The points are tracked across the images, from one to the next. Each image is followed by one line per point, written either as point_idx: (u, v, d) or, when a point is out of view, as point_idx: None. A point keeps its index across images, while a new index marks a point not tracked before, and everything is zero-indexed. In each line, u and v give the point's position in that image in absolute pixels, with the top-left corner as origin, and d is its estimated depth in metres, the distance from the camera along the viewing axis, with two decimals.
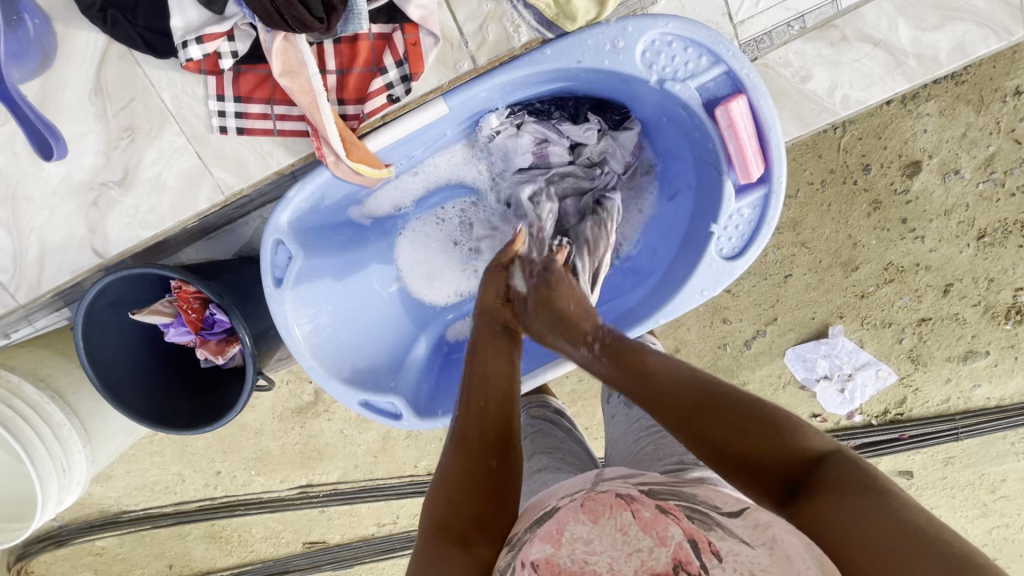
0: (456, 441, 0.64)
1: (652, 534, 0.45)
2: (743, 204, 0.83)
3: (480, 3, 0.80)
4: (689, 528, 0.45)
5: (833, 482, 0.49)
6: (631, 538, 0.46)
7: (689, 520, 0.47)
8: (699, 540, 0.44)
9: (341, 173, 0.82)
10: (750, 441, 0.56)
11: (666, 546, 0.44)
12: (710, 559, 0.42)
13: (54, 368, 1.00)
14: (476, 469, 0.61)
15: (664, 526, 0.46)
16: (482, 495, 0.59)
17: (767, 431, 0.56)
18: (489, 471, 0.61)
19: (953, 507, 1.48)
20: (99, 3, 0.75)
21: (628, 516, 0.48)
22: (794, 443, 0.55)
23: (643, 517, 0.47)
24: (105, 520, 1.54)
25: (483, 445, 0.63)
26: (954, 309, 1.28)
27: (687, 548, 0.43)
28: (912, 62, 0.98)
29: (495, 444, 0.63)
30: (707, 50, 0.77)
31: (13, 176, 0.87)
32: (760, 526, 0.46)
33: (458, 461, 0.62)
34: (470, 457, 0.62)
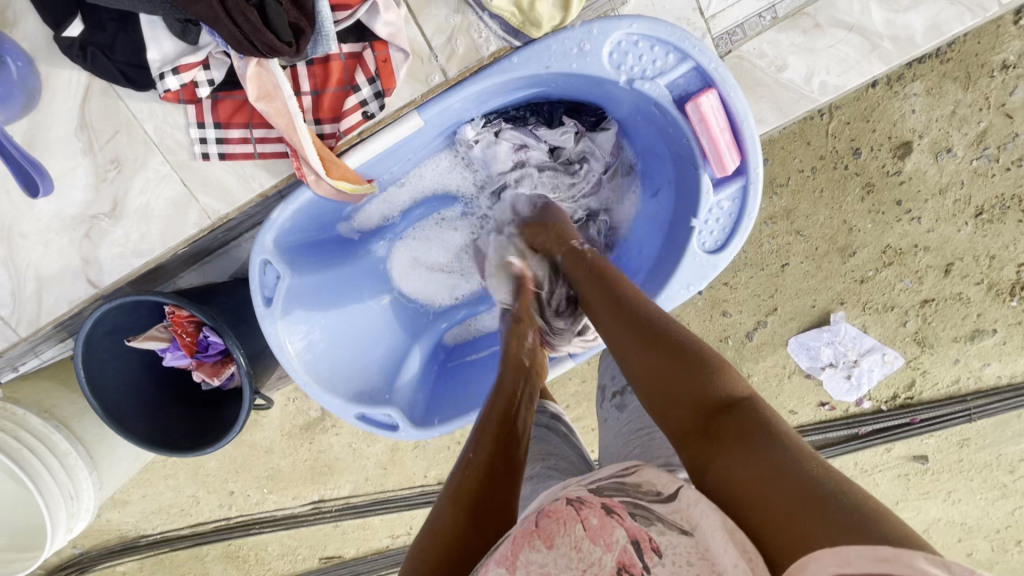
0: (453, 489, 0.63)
1: (600, 543, 0.48)
2: (722, 197, 0.83)
3: (447, 16, 0.81)
4: (633, 529, 0.47)
5: (735, 421, 0.52)
6: (584, 554, 0.48)
7: (632, 518, 0.48)
8: (641, 539, 0.47)
9: (323, 191, 0.84)
10: (677, 379, 0.59)
11: (612, 551, 0.47)
12: (651, 558, 0.45)
13: (59, 399, 1.03)
14: (471, 533, 0.57)
15: (610, 531, 0.48)
16: (467, 561, 0.55)
17: (695, 371, 0.59)
18: (486, 543, 0.57)
19: (973, 490, 1.45)
20: (78, 41, 0.77)
21: (578, 528, 0.49)
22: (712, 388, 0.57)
23: (591, 525, 0.49)
24: (125, 545, 1.57)
25: (483, 511, 0.60)
26: (956, 288, 1.26)
27: (631, 552, 0.46)
28: (888, 44, 0.98)
29: (495, 514, 0.60)
30: (674, 47, 0.77)
31: (8, 214, 0.89)
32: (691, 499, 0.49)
33: (453, 516, 0.59)
34: (468, 516, 0.59)
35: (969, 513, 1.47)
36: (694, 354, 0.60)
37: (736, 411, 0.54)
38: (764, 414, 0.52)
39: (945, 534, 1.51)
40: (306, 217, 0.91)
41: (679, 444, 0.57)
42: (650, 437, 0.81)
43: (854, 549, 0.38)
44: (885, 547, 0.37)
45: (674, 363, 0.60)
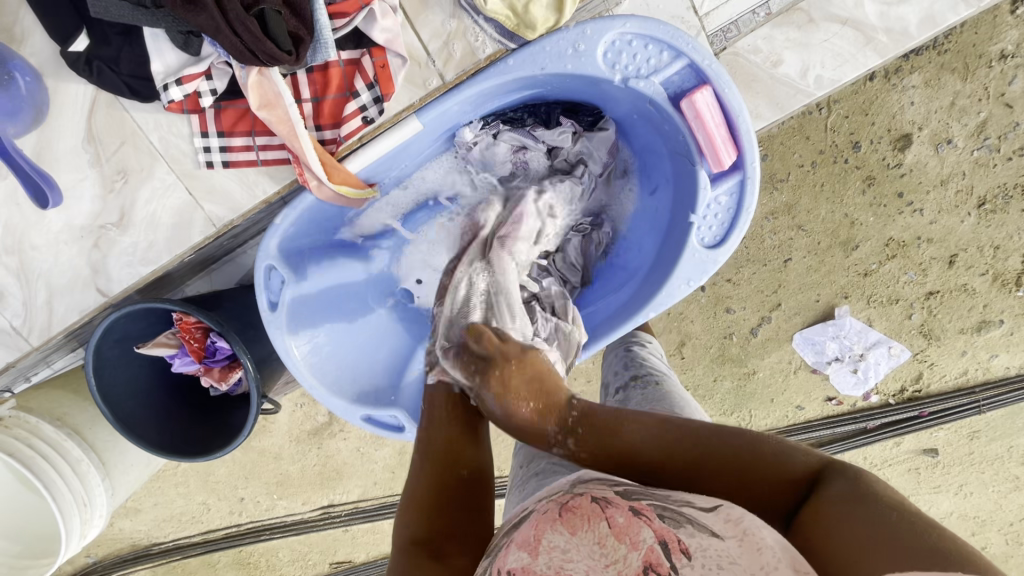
0: (423, 454, 0.71)
1: (626, 541, 0.47)
2: (720, 192, 0.84)
3: (442, 22, 0.83)
4: (661, 529, 0.47)
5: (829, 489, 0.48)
6: (608, 549, 0.47)
7: (661, 520, 0.48)
8: (670, 541, 0.45)
9: (325, 196, 0.86)
10: (744, 470, 0.54)
11: (638, 549, 0.46)
12: (679, 559, 0.44)
13: (71, 407, 1.04)
14: (446, 477, 0.67)
15: (637, 531, 0.47)
16: (452, 500, 0.64)
17: (760, 461, 0.54)
18: (458, 478, 0.67)
19: (984, 483, 1.44)
20: (84, 55, 0.78)
21: (604, 525, 0.49)
22: (786, 466, 0.52)
23: (618, 523, 0.49)
24: (137, 553, 1.58)
25: (452, 458, 0.70)
26: (962, 279, 1.26)
27: (659, 552, 0.45)
28: (883, 37, 0.98)
29: (461, 454, 0.70)
30: (668, 45, 0.78)
31: (18, 227, 0.91)
32: (733, 516, 0.47)
33: (427, 474, 0.68)
34: (444, 467, 0.68)
35: (981, 506, 1.46)
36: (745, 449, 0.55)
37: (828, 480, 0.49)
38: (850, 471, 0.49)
39: (958, 529, 1.50)
40: (308, 221, 0.92)
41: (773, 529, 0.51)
42: None
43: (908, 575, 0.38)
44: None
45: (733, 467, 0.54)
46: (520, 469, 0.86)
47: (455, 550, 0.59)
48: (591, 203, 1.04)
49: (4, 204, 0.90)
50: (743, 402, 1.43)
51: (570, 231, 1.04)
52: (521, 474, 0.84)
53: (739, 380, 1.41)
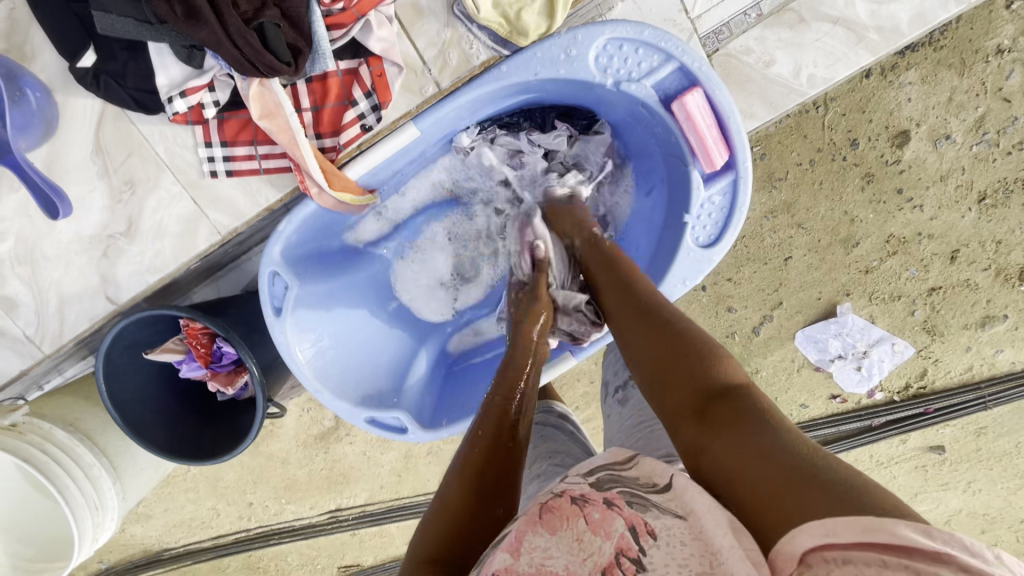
0: (458, 466, 0.65)
1: (601, 534, 0.48)
2: (713, 192, 0.85)
3: (438, 31, 0.85)
4: (630, 516, 0.49)
5: (736, 405, 0.54)
6: (585, 544, 0.48)
7: (630, 506, 0.50)
8: (637, 525, 0.48)
9: (325, 203, 0.87)
10: (677, 363, 0.62)
11: (611, 539, 0.47)
12: (647, 541, 0.46)
13: (82, 413, 1.07)
14: (480, 512, 0.60)
15: (611, 522, 0.49)
16: (481, 542, 0.57)
17: (702, 363, 0.60)
18: (495, 519, 0.60)
19: (993, 480, 1.43)
20: (92, 71, 0.81)
21: (581, 521, 0.49)
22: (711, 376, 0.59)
23: (593, 518, 0.49)
24: (149, 558, 1.61)
25: (488, 488, 0.62)
26: (964, 275, 1.26)
27: (629, 537, 0.47)
28: (874, 35, 0.99)
29: (499, 488, 0.62)
30: (657, 49, 0.80)
31: (30, 238, 0.94)
32: (687, 491, 0.50)
33: (459, 495, 0.61)
34: (476, 496, 0.61)
35: (990, 503, 1.46)
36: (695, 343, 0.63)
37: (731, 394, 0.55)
38: (756, 398, 0.55)
39: (967, 526, 1.49)
40: (311, 228, 0.94)
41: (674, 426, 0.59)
42: (652, 428, 0.82)
43: (842, 518, 0.39)
44: (869, 517, 0.38)
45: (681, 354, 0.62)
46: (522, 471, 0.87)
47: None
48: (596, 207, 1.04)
49: (16, 216, 0.93)
50: None
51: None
52: (523, 476, 0.85)
53: None
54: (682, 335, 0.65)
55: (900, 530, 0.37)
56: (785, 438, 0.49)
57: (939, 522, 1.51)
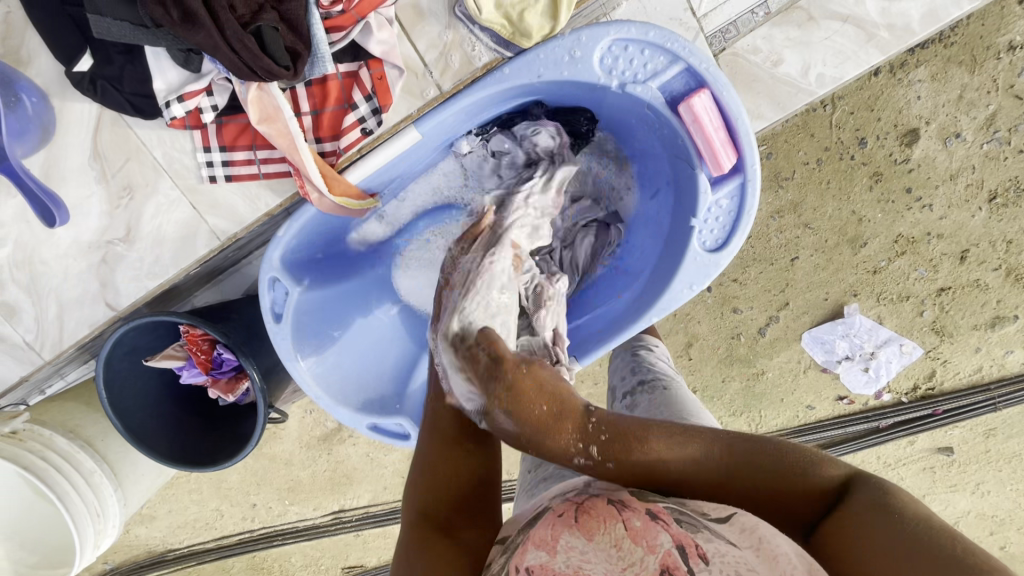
0: (429, 431, 0.69)
1: (642, 544, 0.47)
2: (720, 196, 0.83)
3: (439, 33, 0.83)
4: (678, 534, 0.47)
5: (858, 502, 0.49)
6: (625, 552, 0.47)
7: (678, 525, 0.49)
8: (686, 545, 0.46)
9: (326, 208, 0.86)
10: (780, 487, 0.54)
11: (655, 552, 0.46)
12: (698, 564, 0.44)
13: (83, 419, 1.06)
14: (454, 456, 0.65)
15: (654, 534, 0.48)
16: (458, 486, 0.63)
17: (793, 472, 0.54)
18: (467, 453, 0.66)
19: (1002, 481, 1.41)
20: (89, 75, 0.80)
21: (620, 528, 0.50)
22: (815, 476, 0.53)
23: (635, 527, 0.50)
24: (153, 559, 1.61)
25: (458, 434, 0.67)
26: (974, 275, 1.24)
27: (676, 555, 0.45)
28: (884, 33, 0.97)
29: (467, 430, 0.67)
30: (663, 50, 0.78)
31: (28, 243, 0.93)
32: (748, 527, 0.49)
33: (434, 452, 0.66)
34: (447, 444, 0.66)
35: (999, 505, 1.44)
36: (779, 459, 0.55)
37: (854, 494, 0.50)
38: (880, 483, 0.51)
39: (975, 528, 1.47)
40: (311, 232, 0.92)
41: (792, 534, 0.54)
42: None
43: None
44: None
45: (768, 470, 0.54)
46: (528, 474, 0.86)
47: (467, 526, 0.60)
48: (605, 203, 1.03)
49: (13, 222, 0.92)
50: (753, 402, 1.42)
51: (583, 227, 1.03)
52: (528, 479, 0.83)
53: (748, 381, 1.40)
54: (763, 454, 0.56)
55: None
56: (892, 513, 0.47)
57: (946, 524, 1.49)
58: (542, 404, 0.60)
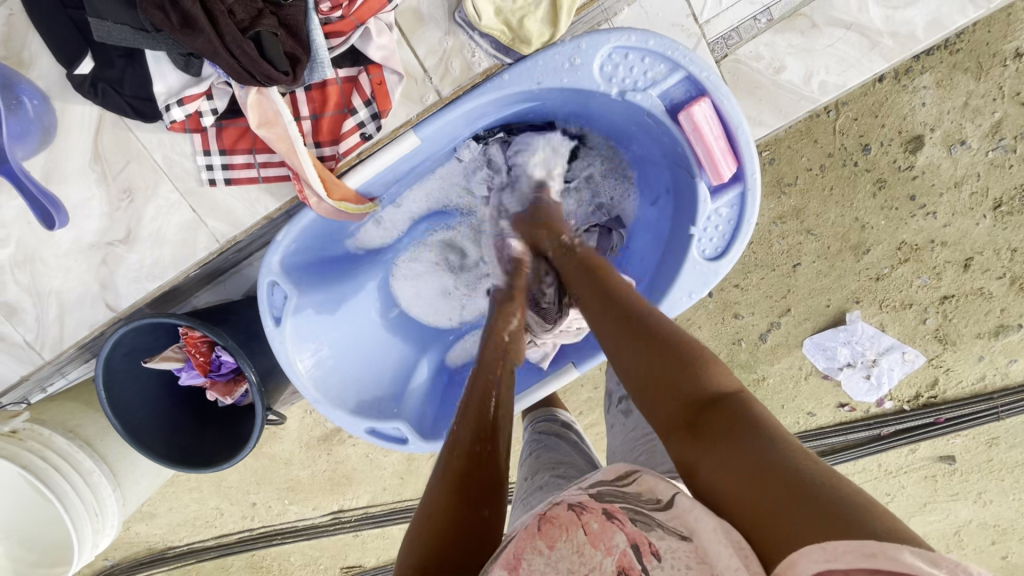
0: (440, 476, 0.64)
1: (601, 548, 0.48)
2: (720, 205, 0.83)
3: (439, 39, 0.83)
4: (634, 534, 0.48)
5: (731, 420, 0.51)
6: (585, 558, 0.48)
7: (633, 523, 0.49)
8: (641, 544, 0.47)
9: (324, 212, 0.86)
10: (672, 372, 0.58)
11: (612, 555, 0.47)
12: (650, 562, 0.46)
13: (83, 419, 1.07)
14: (467, 518, 0.59)
15: (612, 536, 0.48)
16: (460, 544, 0.56)
17: (686, 369, 0.58)
18: (482, 520, 0.60)
19: (1005, 491, 1.40)
20: (90, 78, 0.80)
21: (580, 533, 0.49)
22: (705, 384, 0.56)
23: (593, 530, 0.49)
24: (153, 556, 1.61)
25: (472, 494, 0.62)
26: (977, 283, 1.23)
27: (631, 555, 0.46)
28: (888, 41, 0.96)
29: (484, 491, 0.62)
30: (664, 58, 0.78)
31: (30, 244, 0.94)
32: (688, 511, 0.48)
33: (444, 500, 0.61)
34: (460, 500, 0.61)
35: (1002, 514, 1.43)
36: (679, 348, 0.60)
37: (725, 406, 0.53)
38: (752, 406, 0.52)
39: (978, 537, 1.46)
40: (311, 236, 0.93)
41: (666, 436, 0.57)
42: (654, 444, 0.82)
43: (840, 542, 0.37)
44: (873, 543, 0.36)
45: (667, 359, 0.60)
46: (524, 481, 0.86)
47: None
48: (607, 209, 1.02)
49: (15, 223, 0.92)
50: None
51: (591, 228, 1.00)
52: (525, 486, 0.83)
53: (748, 387, 1.39)
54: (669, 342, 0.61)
55: (903, 558, 0.35)
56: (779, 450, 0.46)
57: (948, 533, 1.48)
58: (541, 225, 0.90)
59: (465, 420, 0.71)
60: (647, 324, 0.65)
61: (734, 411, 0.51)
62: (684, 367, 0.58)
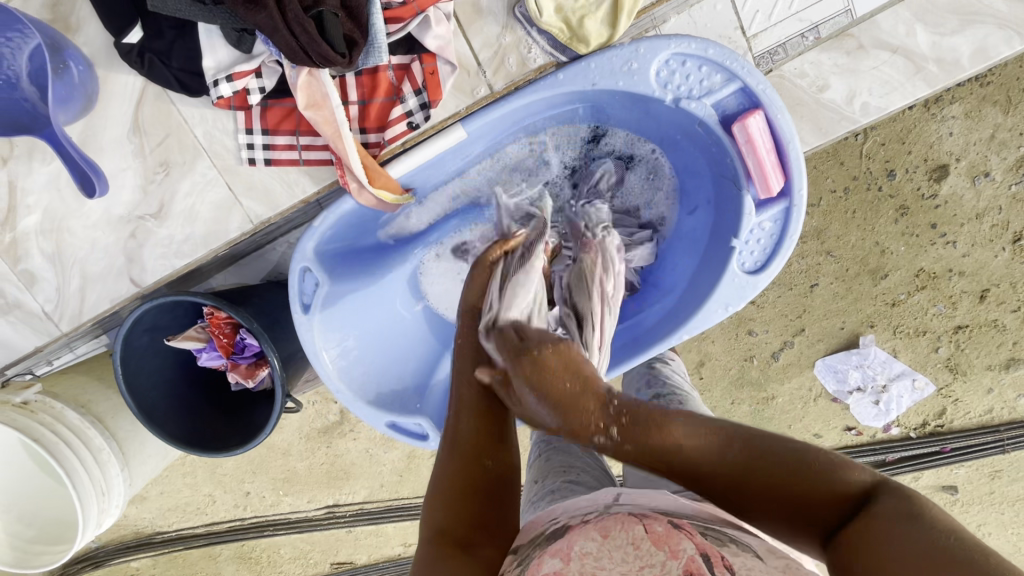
0: (448, 444, 0.63)
1: (664, 549, 0.45)
2: (764, 218, 0.83)
3: (496, 33, 0.83)
4: (704, 545, 0.46)
5: (874, 513, 0.45)
6: (643, 552, 0.46)
7: (703, 538, 0.48)
8: (712, 556, 0.45)
9: (364, 200, 0.85)
10: (791, 486, 0.50)
11: (677, 558, 0.44)
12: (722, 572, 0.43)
13: (95, 395, 1.04)
14: (474, 472, 0.60)
15: (677, 541, 0.46)
16: (475, 499, 0.59)
17: (814, 473, 0.50)
18: (485, 472, 0.61)
19: (1003, 524, 1.40)
20: (137, 47, 0.79)
21: (640, 531, 0.48)
22: (834, 481, 0.49)
23: (656, 533, 0.48)
24: (140, 541, 1.58)
25: (478, 448, 0.62)
26: (992, 315, 1.23)
27: (699, 561, 0.43)
28: (933, 67, 0.96)
29: (488, 446, 0.62)
30: (721, 67, 0.78)
31: (58, 211, 0.92)
32: (774, 553, 0.47)
33: (454, 464, 0.61)
34: (465, 457, 0.61)
35: (998, 548, 1.43)
36: (793, 455, 0.51)
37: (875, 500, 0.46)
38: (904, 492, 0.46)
39: None
40: (347, 225, 0.91)
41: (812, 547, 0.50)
42: None
43: None
44: None
45: (795, 475, 0.50)
46: (534, 484, 0.84)
47: (483, 540, 0.56)
48: (644, 214, 1.00)
49: (45, 189, 0.91)
50: (761, 426, 1.40)
51: (632, 230, 0.99)
52: (535, 490, 0.82)
53: (757, 405, 1.39)
54: (789, 454, 0.52)
55: None
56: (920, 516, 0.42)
57: None
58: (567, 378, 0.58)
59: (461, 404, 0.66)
60: (761, 443, 0.53)
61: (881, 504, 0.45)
62: (805, 469, 0.50)
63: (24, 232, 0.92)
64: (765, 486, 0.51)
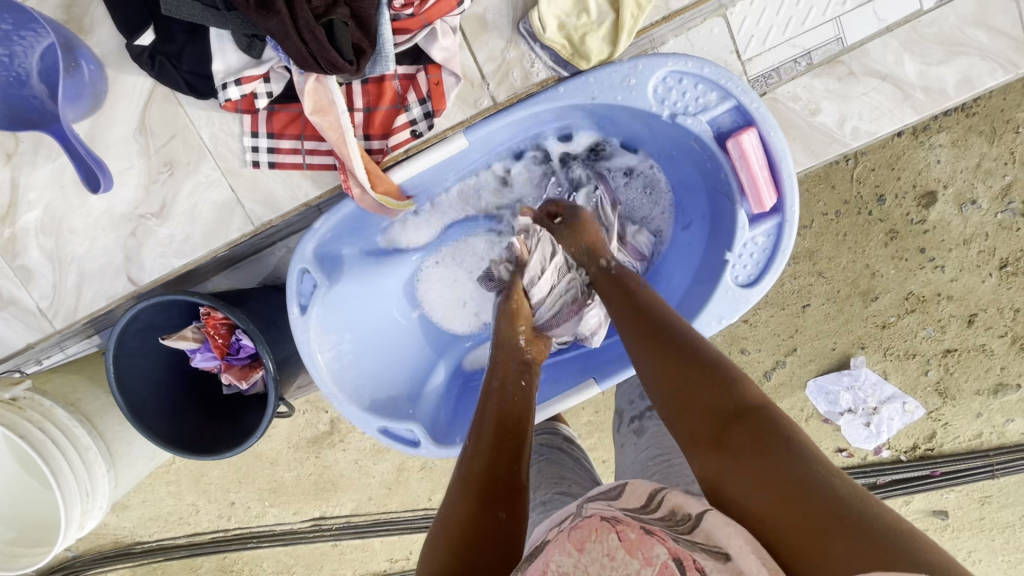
0: (460, 481, 0.64)
1: (637, 556, 0.47)
2: (757, 233, 0.85)
3: (500, 48, 0.86)
4: (675, 548, 0.48)
5: (757, 434, 0.53)
6: (619, 564, 0.47)
7: (674, 540, 0.49)
8: (684, 558, 0.47)
9: (366, 204, 0.86)
10: (694, 383, 0.61)
11: (652, 565, 0.46)
12: None
13: (85, 393, 1.03)
14: (484, 518, 0.58)
15: (650, 546, 0.48)
16: (481, 545, 0.56)
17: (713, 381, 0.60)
18: (498, 522, 0.58)
19: (993, 551, 1.40)
20: (149, 50, 0.81)
21: (614, 538, 0.49)
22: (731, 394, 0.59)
23: (629, 538, 0.49)
24: (119, 551, 1.54)
25: (494, 492, 0.61)
26: (980, 339, 1.25)
27: (673, 566, 0.46)
28: (920, 95, 1.00)
29: (501, 491, 0.62)
30: (717, 86, 0.81)
31: (59, 208, 0.92)
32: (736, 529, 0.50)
33: (465, 506, 0.60)
34: (478, 499, 0.60)
35: None
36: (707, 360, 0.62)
37: (748, 420, 0.55)
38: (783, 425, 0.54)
39: None
40: (347, 228, 0.92)
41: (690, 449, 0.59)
42: (669, 466, 0.81)
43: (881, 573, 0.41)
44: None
45: (693, 369, 0.62)
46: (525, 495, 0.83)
47: None
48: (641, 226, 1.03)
49: (48, 186, 0.92)
50: None
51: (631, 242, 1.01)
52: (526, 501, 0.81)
53: None
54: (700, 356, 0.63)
55: None
56: (811, 470, 0.49)
57: None
58: (585, 243, 0.88)
59: (479, 446, 0.67)
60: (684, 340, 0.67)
61: (758, 428, 0.54)
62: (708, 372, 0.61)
63: (24, 227, 0.93)
64: (673, 374, 0.63)
